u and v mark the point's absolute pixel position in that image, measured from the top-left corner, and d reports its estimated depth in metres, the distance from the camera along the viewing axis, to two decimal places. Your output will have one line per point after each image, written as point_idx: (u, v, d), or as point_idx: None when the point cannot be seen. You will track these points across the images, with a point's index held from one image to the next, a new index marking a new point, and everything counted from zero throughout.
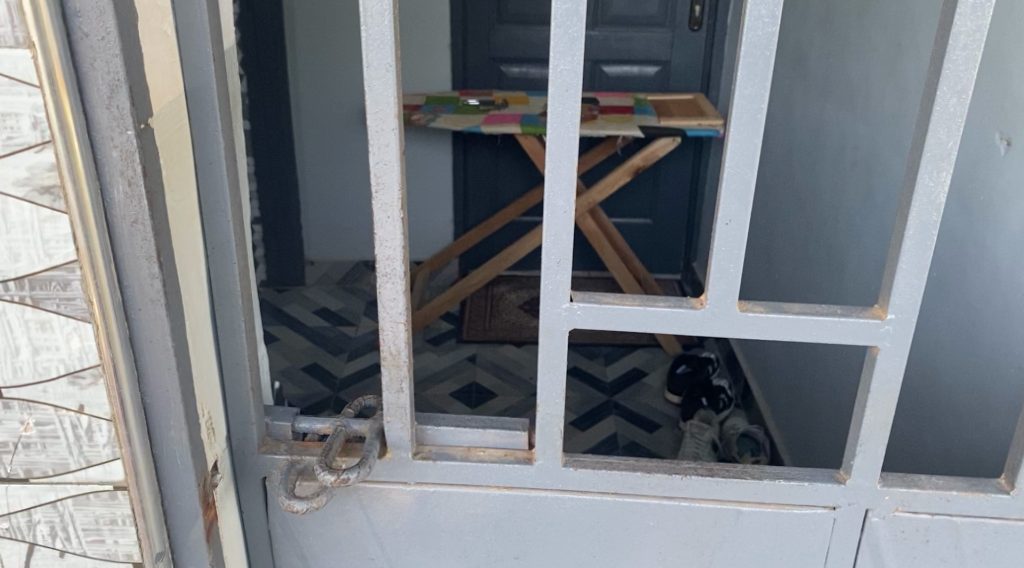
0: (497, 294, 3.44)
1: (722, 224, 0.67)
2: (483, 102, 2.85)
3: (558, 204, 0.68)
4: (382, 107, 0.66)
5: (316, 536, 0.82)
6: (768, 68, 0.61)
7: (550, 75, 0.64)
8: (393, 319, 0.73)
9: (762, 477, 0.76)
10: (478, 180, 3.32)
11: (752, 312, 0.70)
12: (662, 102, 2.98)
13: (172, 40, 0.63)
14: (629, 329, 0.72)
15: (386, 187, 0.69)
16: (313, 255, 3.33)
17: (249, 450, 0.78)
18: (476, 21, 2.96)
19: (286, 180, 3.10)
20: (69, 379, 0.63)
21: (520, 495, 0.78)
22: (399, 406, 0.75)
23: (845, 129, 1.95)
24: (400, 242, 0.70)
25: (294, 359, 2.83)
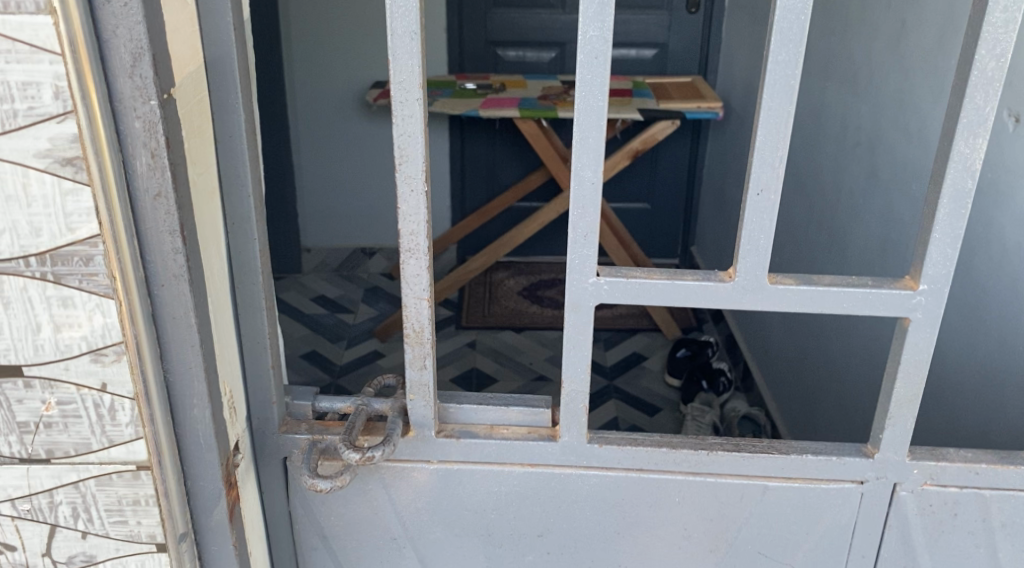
0: (495, 280, 3.44)
1: (753, 195, 0.66)
2: (481, 86, 2.84)
3: (585, 175, 0.67)
4: (408, 78, 0.65)
5: (339, 517, 0.81)
6: (802, 32, 0.60)
7: (578, 42, 0.63)
8: (416, 295, 0.72)
9: (789, 452, 0.75)
10: (475, 165, 3.31)
11: (783, 284, 0.69)
12: (661, 85, 2.97)
13: (192, 9, 0.62)
14: (657, 304, 0.71)
15: (410, 160, 0.68)
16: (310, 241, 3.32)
17: (270, 429, 0.77)
18: (472, 5, 2.95)
19: (282, 166, 3.08)
20: (92, 356, 0.62)
21: (545, 474, 0.78)
22: (423, 383, 0.74)
23: (847, 110, 1.95)
24: (424, 216, 0.69)
25: (294, 346, 2.82)
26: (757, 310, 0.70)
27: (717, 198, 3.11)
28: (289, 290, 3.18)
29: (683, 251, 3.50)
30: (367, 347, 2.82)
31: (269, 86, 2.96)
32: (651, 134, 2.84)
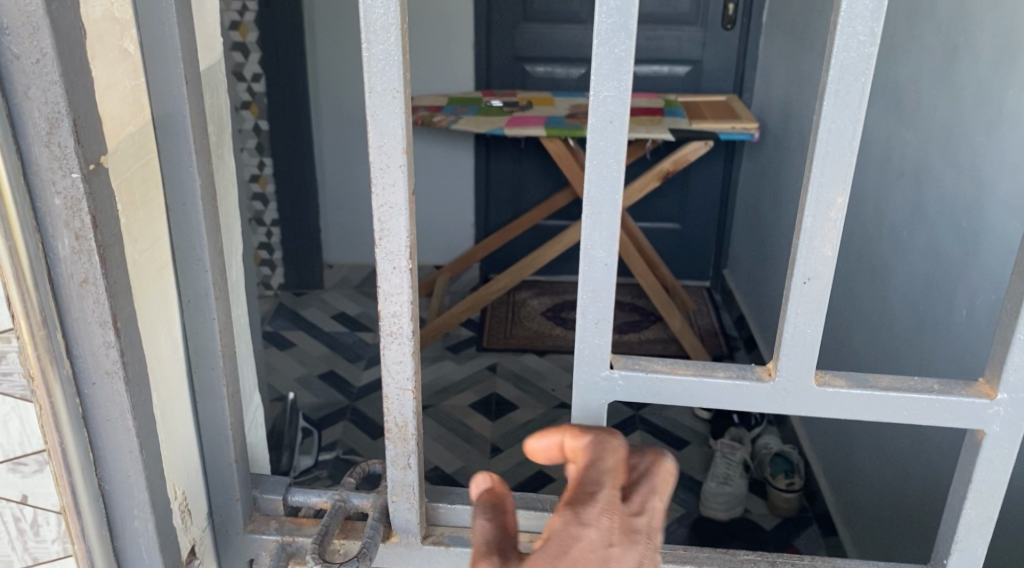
0: (519, 299, 3.34)
1: (799, 284, 0.56)
2: (506, 104, 2.74)
3: (598, 255, 0.57)
4: (388, 141, 0.55)
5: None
6: (862, 96, 0.50)
7: (590, 103, 0.53)
8: (398, 387, 0.62)
9: None
10: (500, 183, 3.22)
11: (832, 386, 0.59)
12: (694, 104, 2.86)
13: (136, 59, 0.53)
14: (680, 404, 0.61)
15: (391, 234, 0.58)
16: (331, 257, 3.25)
17: (234, 529, 0.68)
18: (500, 19, 2.86)
19: (303, 181, 3.01)
20: (10, 466, 0.53)
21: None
22: (407, 483, 0.65)
23: (892, 138, 1.82)
24: (408, 297, 0.60)
25: (310, 367, 2.74)
26: (800, 412, 0.60)
27: (751, 221, 2.99)
28: (308, 306, 3.11)
29: (714, 274, 3.37)
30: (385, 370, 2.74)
31: (290, 100, 2.88)
32: (682, 155, 2.73)
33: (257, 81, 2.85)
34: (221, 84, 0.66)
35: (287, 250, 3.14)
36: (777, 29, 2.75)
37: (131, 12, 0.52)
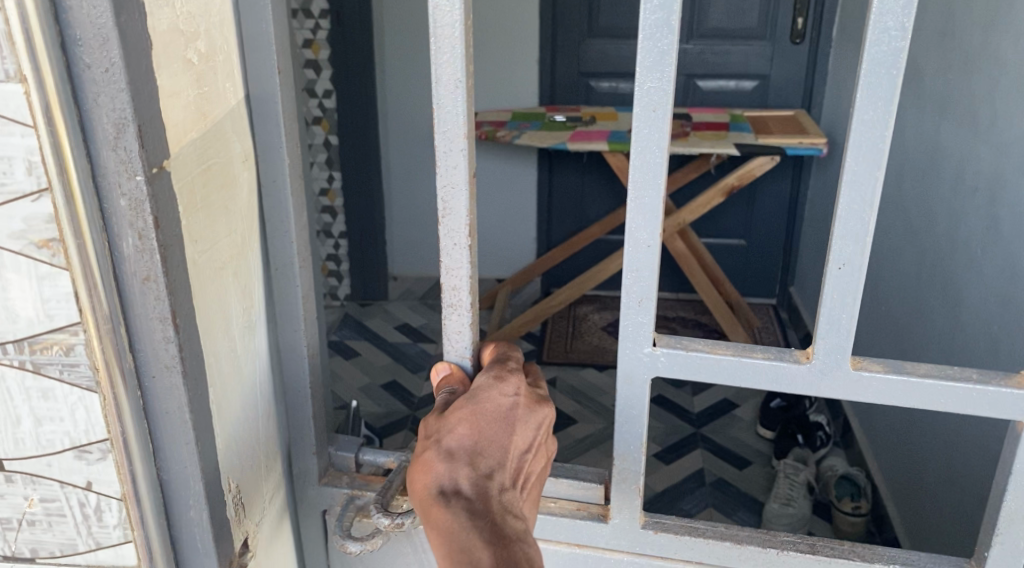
0: (580, 314, 3.35)
1: (835, 269, 0.64)
2: (570, 118, 2.77)
3: (642, 237, 0.66)
4: (451, 126, 0.63)
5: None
6: (893, 90, 0.58)
7: (635, 93, 0.61)
8: (459, 353, 0.71)
9: (873, 561, 0.78)
10: (562, 197, 3.25)
11: (869, 370, 0.69)
12: (761, 119, 2.86)
13: (199, 69, 0.56)
14: (720, 380, 0.71)
15: (453, 213, 0.65)
16: (396, 270, 3.34)
17: (311, 480, 0.78)
18: (566, 37, 2.89)
19: (373, 195, 3.08)
20: (75, 453, 0.56)
21: (600, 551, 0.82)
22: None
23: (966, 152, 1.78)
24: (467, 271, 0.68)
25: (373, 376, 2.80)
26: (837, 389, 0.69)
27: (819, 238, 2.96)
28: (373, 318, 3.19)
29: (781, 292, 3.33)
30: None
31: (361, 116, 2.96)
32: (748, 170, 2.72)
33: (329, 97, 2.93)
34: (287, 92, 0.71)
35: (354, 260, 3.22)
36: (847, 44, 2.72)
37: (196, 25, 0.55)
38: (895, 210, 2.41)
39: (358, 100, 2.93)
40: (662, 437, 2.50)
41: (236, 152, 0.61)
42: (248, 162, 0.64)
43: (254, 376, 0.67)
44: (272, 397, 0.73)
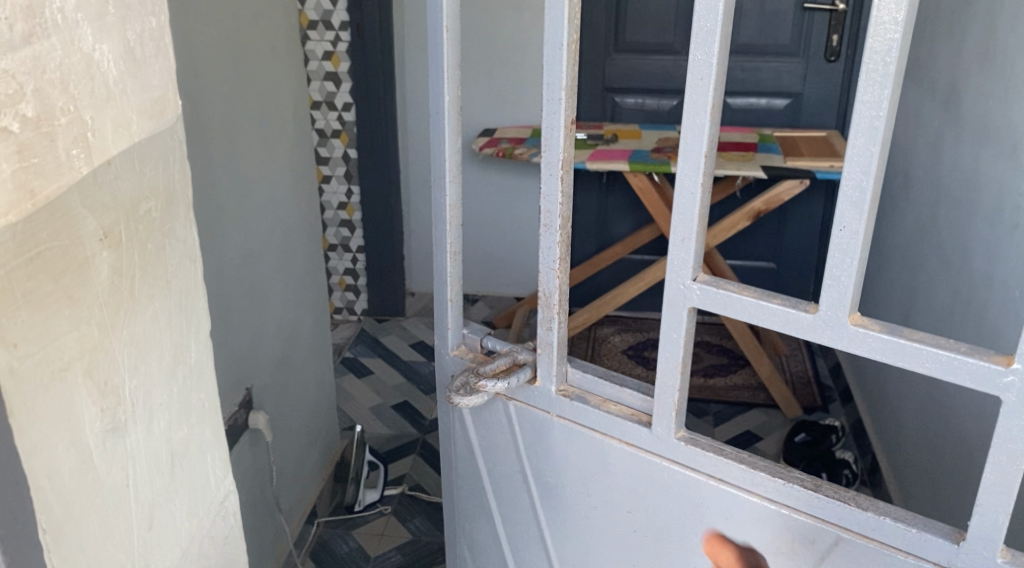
0: (601, 335, 3.78)
1: (839, 231, 0.97)
2: (592, 136, 3.10)
3: (685, 185, 1.05)
4: (553, 85, 1.14)
5: (479, 420, 1.49)
6: (887, 85, 0.89)
7: (688, 65, 1.01)
8: (549, 266, 1.24)
9: (867, 512, 1.08)
10: (585, 215, 3.60)
11: (866, 324, 1.00)
12: (792, 140, 2.98)
13: (23, 140, 0.59)
14: (742, 313, 1.07)
15: (548, 151, 1.17)
16: (415, 287, 3.98)
17: (446, 349, 1.45)
18: (592, 53, 3.42)
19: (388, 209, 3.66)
20: None
21: (641, 447, 1.27)
22: (549, 342, 1.29)
23: (1004, 184, 1.82)
24: (555, 195, 1.20)
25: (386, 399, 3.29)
26: (841, 334, 1.01)
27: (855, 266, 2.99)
28: None
29: None
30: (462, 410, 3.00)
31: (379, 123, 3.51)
32: (775, 195, 2.70)
33: (347, 110, 3.52)
34: (169, 151, 0.81)
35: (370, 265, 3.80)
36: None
37: (21, 85, 0.58)
38: (914, 240, 2.40)
39: (374, 110, 3.49)
40: None
41: (89, 230, 0.67)
42: (107, 239, 0.70)
43: (98, 472, 0.70)
44: (152, 478, 0.79)
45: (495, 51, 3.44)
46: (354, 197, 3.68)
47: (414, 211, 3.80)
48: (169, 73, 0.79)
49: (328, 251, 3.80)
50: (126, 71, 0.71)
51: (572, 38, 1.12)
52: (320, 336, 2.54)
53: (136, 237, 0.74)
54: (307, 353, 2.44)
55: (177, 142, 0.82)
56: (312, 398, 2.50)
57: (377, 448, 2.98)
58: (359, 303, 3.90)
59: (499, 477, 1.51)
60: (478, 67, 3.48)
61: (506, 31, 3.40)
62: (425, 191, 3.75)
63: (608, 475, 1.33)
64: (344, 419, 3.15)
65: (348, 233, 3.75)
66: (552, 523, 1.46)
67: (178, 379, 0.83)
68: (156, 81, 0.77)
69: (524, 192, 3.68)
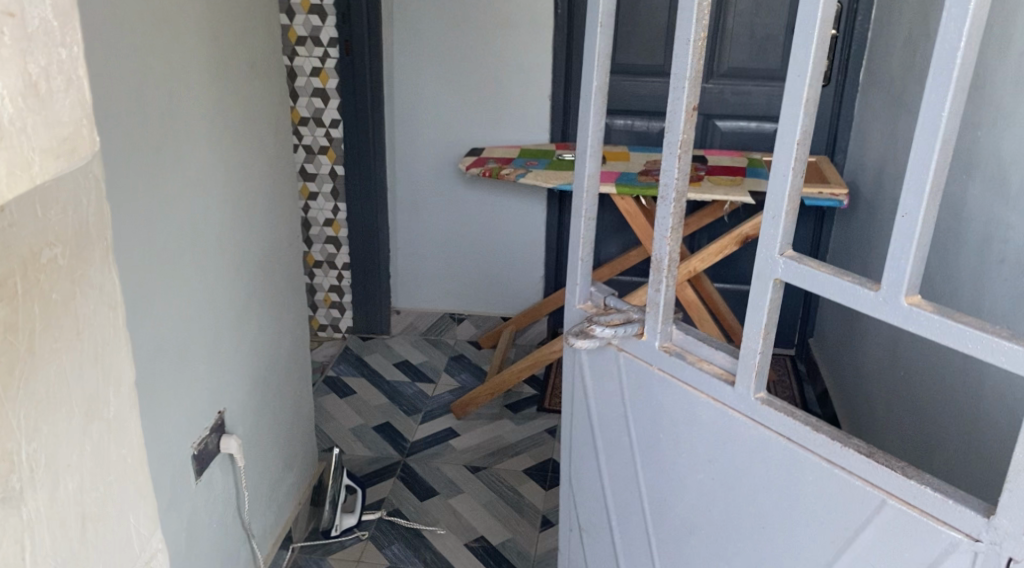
0: None
1: (901, 217, 1.07)
2: (578, 158, 3.11)
3: (783, 168, 1.19)
4: (681, 75, 1.32)
5: (594, 364, 1.68)
6: (946, 91, 0.99)
7: (792, 60, 1.14)
8: (661, 234, 1.41)
9: (913, 481, 1.14)
10: (572, 237, 3.68)
11: (919, 306, 1.09)
12: (781, 165, 2.99)
13: None
14: (819, 284, 1.19)
15: (673, 132, 1.35)
16: (401, 305, 3.90)
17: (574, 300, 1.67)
18: (582, 74, 3.40)
19: (375, 225, 3.62)
20: None
21: (725, 404, 1.40)
22: (656, 301, 1.46)
23: (993, 217, 1.79)
24: (673, 171, 1.36)
25: (369, 418, 3.26)
26: (898, 310, 1.11)
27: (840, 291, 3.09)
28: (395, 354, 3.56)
29: (800, 342, 3.52)
30: (444, 424, 3.24)
31: (364, 142, 3.47)
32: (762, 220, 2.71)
33: (335, 126, 3.49)
34: (81, 188, 0.78)
35: (356, 284, 3.76)
36: (885, 108, 2.77)
37: None
38: None
39: (360, 127, 3.45)
40: None
41: None
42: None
43: None
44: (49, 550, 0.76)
45: (483, 69, 3.42)
46: (341, 214, 3.64)
47: (401, 229, 3.75)
48: (80, 105, 0.76)
49: (313, 268, 3.76)
50: (22, 105, 0.67)
51: (700, 35, 1.29)
52: (300, 355, 2.51)
53: (33, 288, 0.71)
54: (283, 376, 2.39)
55: (93, 179, 0.80)
56: (289, 420, 2.46)
57: (356, 472, 2.94)
58: (344, 321, 3.85)
59: (604, 419, 1.71)
60: (471, 88, 3.45)
61: (495, 50, 3.38)
62: (413, 208, 3.71)
63: (695, 428, 1.47)
64: (324, 440, 3.11)
65: (334, 250, 3.71)
66: (646, 465, 1.63)
67: (91, 438, 0.81)
68: (66, 117, 0.73)
69: (512, 211, 3.66)
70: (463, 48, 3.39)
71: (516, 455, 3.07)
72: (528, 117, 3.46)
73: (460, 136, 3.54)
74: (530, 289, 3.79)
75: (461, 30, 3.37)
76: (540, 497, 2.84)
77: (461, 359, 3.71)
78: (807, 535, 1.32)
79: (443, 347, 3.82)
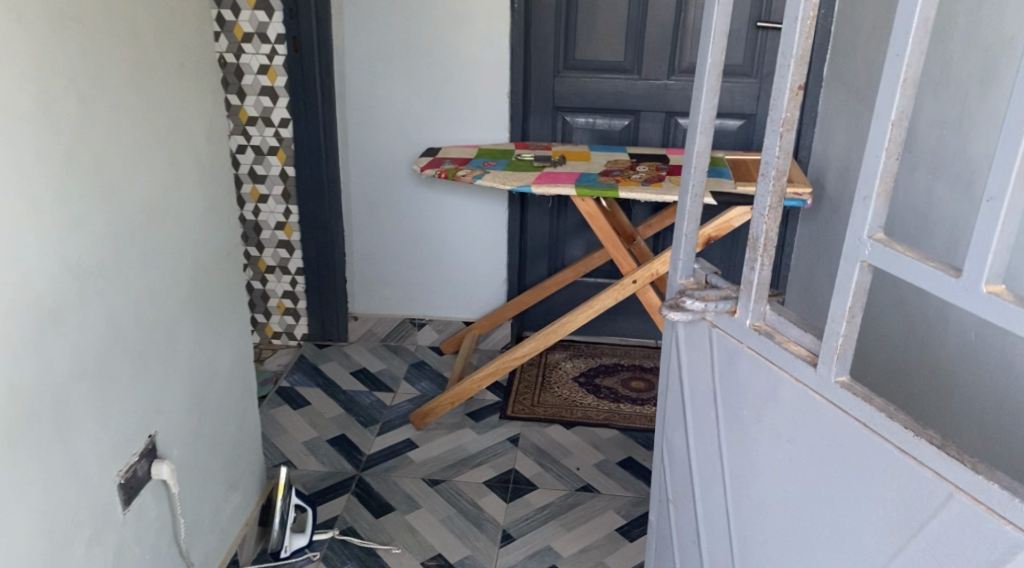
0: (552, 362, 3.66)
1: (988, 201, 0.96)
2: (537, 158, 3.01)
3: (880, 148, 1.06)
4: (790, 50, 1.20)
5: (689, 339, 1.53)
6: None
7: (897, 27, 1.02)
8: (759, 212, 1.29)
9: (978, 474, 1.00)
10: (536, 238, 3.62)
11: (1000, 294, 0.97)
12: (744, 164, 2.91)
13: None
14: (902, 271, 1.06)
15: (778, 109, 1.23)
16: (358, 310, 3.76)
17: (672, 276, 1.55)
18: (540, 72, 3.30)
19: (329, 228, 3.49)
20: None
21: (806, 386, 1.23)
22: (749, 280, 1.33)
23: None
24: (776, 149, 1.25)
25: (324, 430, 3.14)
26: (976, 300, 0.98)
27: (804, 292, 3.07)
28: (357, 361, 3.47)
29: None
30: (401, 435, 3.12)
31: (315, 141, 3.34)
32: (725, 221, 2.65)
33: (285, 127, 3.36)
34: None
35: (311, 290, 3.63)
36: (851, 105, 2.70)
37: None
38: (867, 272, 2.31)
39: (310, 127, 3.32)
40: (626, 507, 2.76)
41: None
42: None
43: None
44: None
45: (437, 66, 3.30)
46: (293, 218, 3.52)
47: (356, 232, 3.61)
48: None
49: (265, 274, 3.63)
50: None
51: (810, 13, 1.18)
52: (242, 370, 2.38)
53: None
54: (223, 394, 2.26)
55: None
56: (232, 439, 2.34)
57: (307, 488, 2.81)
58: (299, 328, 3.72)
59: (696, 390, 1.55)
60: (426, 86, 3.33)
61: (448, 46, 3.26)
62: (369, 211, 3.57)
63: (777, 409, 1.31)
64: (275, 455, 2.99)
65: (287, 255, 3.58)
66: (730, 444, 1.47)
67: None
68: None
69: (472, 212, 3.54)
70: (418, 44, 3.27)
71: (476, 467, 2.95)
72: (486, 116, 3.35)
73: (416, 136, 3.42)
74: (491, 292, 3.68)
75: (414, 26, 3.24)
76: (501, 511, 2.74)
77: (422, 366, 3.60)
78: (870, 529, 1.16)
79: (402, 353, 3.70)
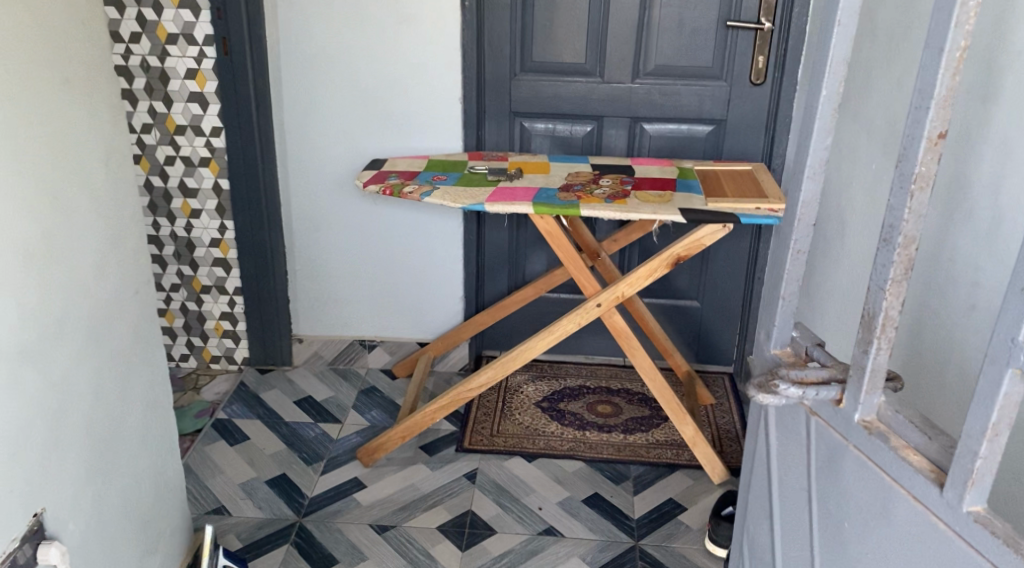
0: (513, 385, 3.42)
1: None
2: (492, 171, 2.75)
3: None
4: (928, 91, 0.95)
5: (785, 421, 1.31)
6: None
7: None
8: (878, 286, 1.04)
9: None
10: (495, 252, 3.38)
11: None
12: (714, 176, 2.69)
13: None
14: None
15: (910, 161, 0.98)
16: (303, 332, 3.48)
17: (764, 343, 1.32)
18: (495, 75, 3.06)
19: (268, 245, 3.21)
20: None
21: (932, 513, 1.00)
22: (861, 364, 1.08)
23: None
24: (905, 212, 1.00)
25: (263, 469, 2.87)
26: None
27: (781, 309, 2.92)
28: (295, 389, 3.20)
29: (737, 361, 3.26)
30: (348, 474, 2.86)
31: (252, 151, 3.06)
32: (696, 240, 2.43)
33: (216, 135, 3.07)
34: None
35: (251, 310, 3.35)
36: None
37: None
38: None
39: (244, 135, 3.04)
40: (593, 552, 2.54)
41: None
42: None
43: None
44: None
45: (382, 69, 3.03)
46: (228, 233, 3.23)
47: (299, 248, 3.34)
48: None
49: (200, 294, 3.34)
50: None
51: (962, 42, 0.92)
52: (157, 418, 2.10)
53: None
54: (134, 449, 1.99)
55: None
56: (147, 498, 2.07)
57: (241, 540, 2.55)
58: (239, 352, 3.44)
59: (791, 482, 1.32)
60: (370, 90, 3.07)
61: (393, 47, 2.99)
62: (313, 225, 3.30)
63: (887, 530, 1.08)
64: (208, 500, 2.71)
65: (224, 273, 3.29)
66: (827, 552, 1.24)
67: None
68: None
69: (425, 225, 3.28)
70: (362, 46, 3.00)
71: (429, 510, 2.71)
72: (437, 122, 3.09)
73: (360, 144, 3.15)
74: (447, 311, 3.43)
75: (356, 25, 2.97)
76: (456, 561, 2.49)
77: (372, 392, 3.33)
78: None
79: (351, 377, 3.43)
